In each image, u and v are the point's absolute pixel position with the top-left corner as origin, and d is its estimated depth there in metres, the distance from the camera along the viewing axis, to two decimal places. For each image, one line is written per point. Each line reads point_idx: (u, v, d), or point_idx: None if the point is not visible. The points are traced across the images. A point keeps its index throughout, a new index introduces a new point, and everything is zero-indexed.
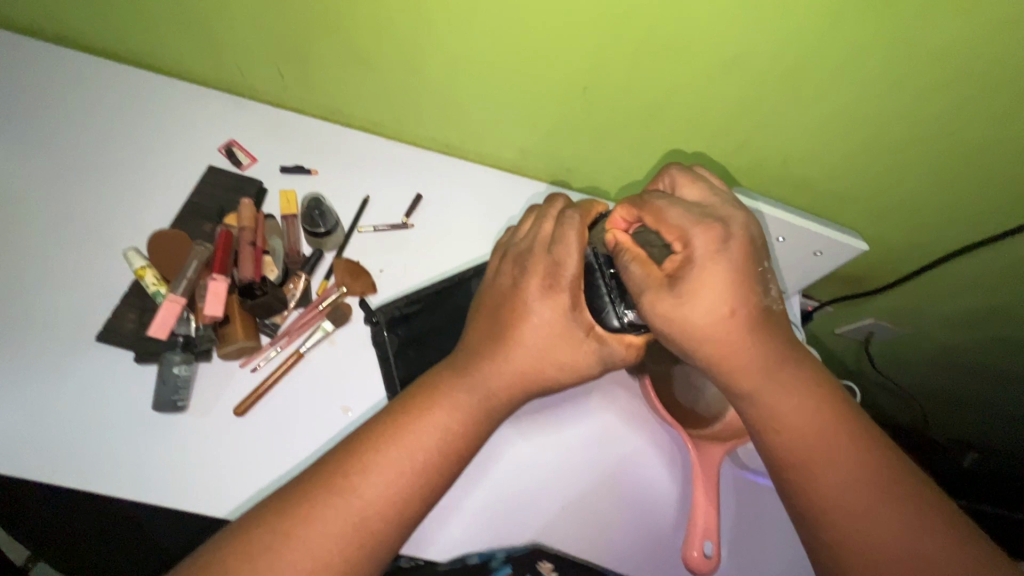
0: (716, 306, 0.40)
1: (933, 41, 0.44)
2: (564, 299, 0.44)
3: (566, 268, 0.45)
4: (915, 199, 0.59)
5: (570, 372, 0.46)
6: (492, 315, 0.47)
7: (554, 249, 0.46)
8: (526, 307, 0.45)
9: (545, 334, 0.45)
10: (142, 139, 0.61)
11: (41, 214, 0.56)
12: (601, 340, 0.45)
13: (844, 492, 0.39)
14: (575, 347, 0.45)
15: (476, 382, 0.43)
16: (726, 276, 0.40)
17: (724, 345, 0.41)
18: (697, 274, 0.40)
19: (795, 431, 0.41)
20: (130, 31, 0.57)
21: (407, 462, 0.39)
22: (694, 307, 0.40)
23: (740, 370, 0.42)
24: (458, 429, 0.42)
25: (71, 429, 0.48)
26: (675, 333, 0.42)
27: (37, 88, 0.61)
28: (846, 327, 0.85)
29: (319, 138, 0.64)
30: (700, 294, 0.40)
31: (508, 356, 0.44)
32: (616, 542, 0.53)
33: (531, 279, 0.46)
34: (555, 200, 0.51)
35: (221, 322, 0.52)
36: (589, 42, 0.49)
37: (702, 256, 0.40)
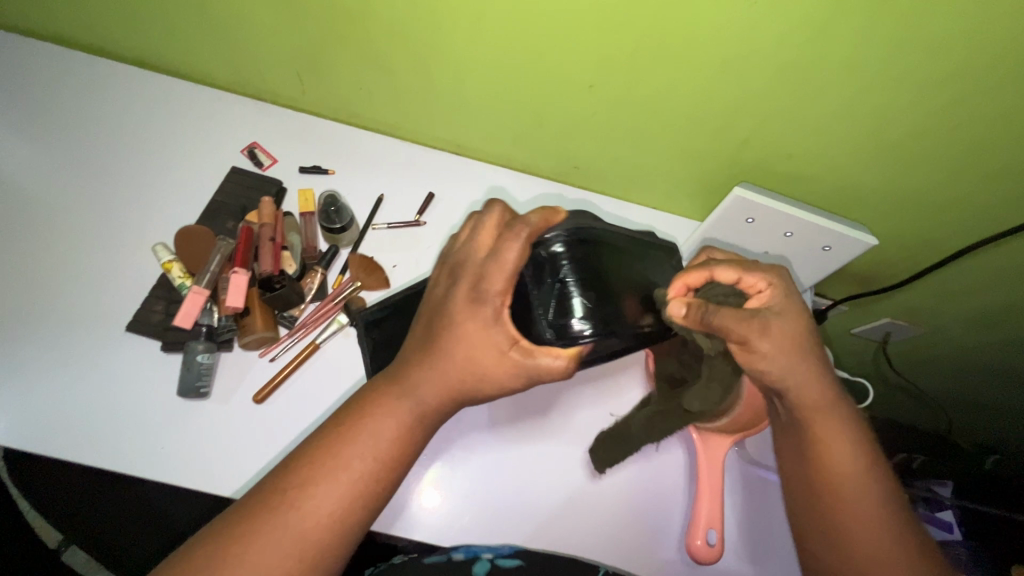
0: (812, 331, 0.47)
1: (933, 36, 0.44)
2: (486, 312, 0.40)
3: (493, 282, 0.40)
4: (925, 195, 0.59)
5: (494, 384, 0.41)
6: (426, 324, 0.43)
7: (486, 260, 0.40)
8: (451, 318, 0.41)
9: (465, 346, 0.41)
10: (171, 142, 0.64)
11: (76, 211, 0.59)
12: (527, 354, 0.41)
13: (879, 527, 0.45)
14: (495, 359, 0.41)
15: (408, 389, 0.42)
16: (800, 316, 0.46)
17: (804, 378, 0.46)
18: (794, 299, 0.46)
19: (840, 465, 0.46)
20: (160, 40, 0.61)
21: (341, 472, 0.40)
22: (799, 330, 0.46)
23: (818, 402, 0.47)
24: (394, 436, 0.41)
25: (101, 413, 0.51)
26: (793, 359, 0.45)
27: (75, 94, 0.65)
28: (863, 327, 0.84)
29: (336, 140, 0.66)
30: (792, 333, 0.45)
31: (433, 367, 0.41)
32: (620, 532, 0.53)
33: (457, 289, 0.41)
34: (492, 206, 0.42)
35: (242, 313, 0.54)
36: (594, 43, 0.50)
37: (788, 296, 0.46)
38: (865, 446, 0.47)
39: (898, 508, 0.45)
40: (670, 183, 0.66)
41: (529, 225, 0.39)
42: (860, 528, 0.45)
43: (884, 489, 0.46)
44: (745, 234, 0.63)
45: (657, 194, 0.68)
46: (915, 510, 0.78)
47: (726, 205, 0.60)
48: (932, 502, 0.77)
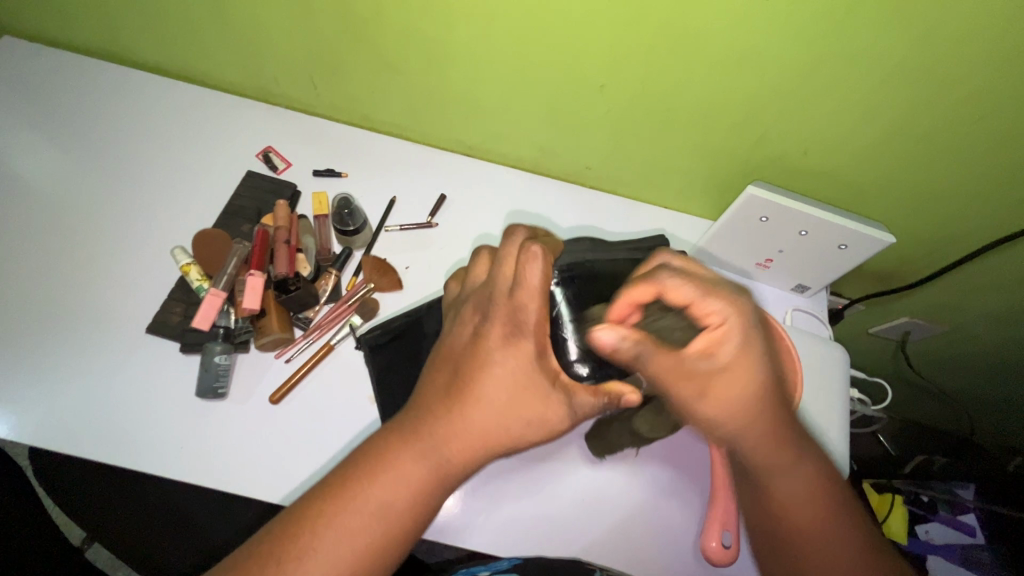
0: (758, 382, 0.41)
1: (949, 29, 0.43)
2: (528, 348, 0.39)
3: (529, 314, 0.39)
4: (945, 191, 0.57)
5: (535, 428, 0.40)
6: (450, 369, 0.40)
7: (515, 291, 0.39)
8: (488, 358, 0.39)
9: (505, 386, 0.39)
10: (190, 148, 0.65)
11: (99, 216, 0.61)
12: (570, 391, 0.41)
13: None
14: (540, 398, 0.40)
15: (430, 442, 0.38)
16: (749, 364, 0.41)
17: (754, 426, 0.43)
18: (740, 347, 0.40)
19: (798, 519, 0.43)
20: (180, 48, 0.62)
21: (357, 538, 0.35)
22: (740, 383, 0.41)
23: (774, 449, 0.43)
24: (412, 498, 0.37)
25: (123, 414, 0.52)
26: (731, 415, 0.42)
27: (98, 102, 0.66)
28: (881, 327, 0.83)
29: (349, 143, 0.67)
30: (740, 383, 0.41)
31: (466, 413, 0.39)
32: (635, 535, 0.53)
33: (491, 326, 0.40)
34: (511, 234, 0.42)
35: (259, 315, 0.55)
36: (604, 42, 0.50)
37: (736, 342, 0.40)
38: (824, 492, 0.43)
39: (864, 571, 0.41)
40: (682, 182, 0.65)
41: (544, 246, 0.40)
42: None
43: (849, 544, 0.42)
44: (759, 234, 0.61)
45: (670, 194, 0.68)
46: (936, 514, 0.78)
47: (738, 204, 0.58)
48: (954, 505, 0.77)
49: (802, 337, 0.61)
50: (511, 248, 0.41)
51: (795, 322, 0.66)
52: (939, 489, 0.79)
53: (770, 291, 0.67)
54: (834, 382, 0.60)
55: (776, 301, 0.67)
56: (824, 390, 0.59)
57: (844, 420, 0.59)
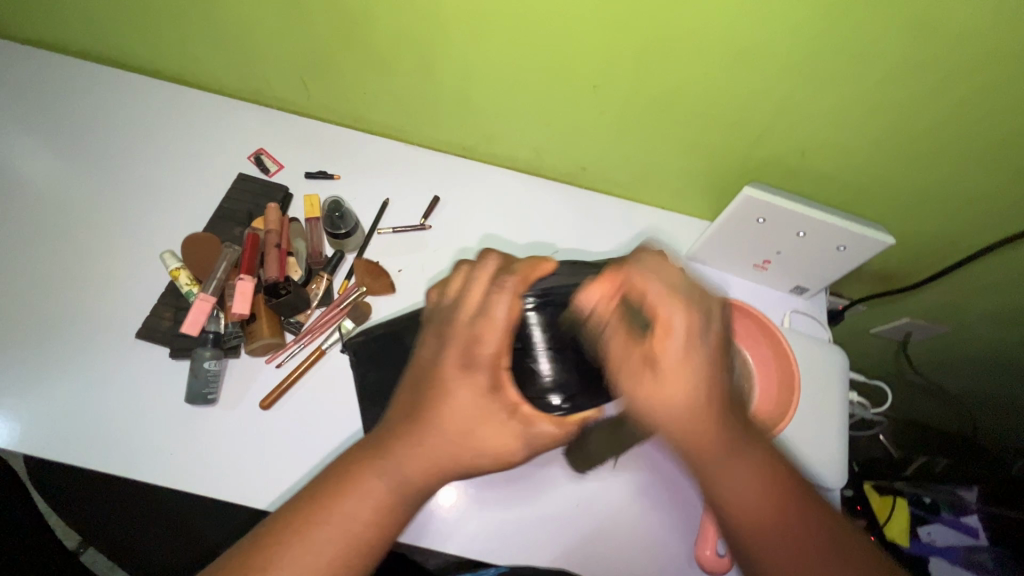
0: (693, 394, 0.38)
1: (946, 27, 0.43)
2: (482, 379, 0.39)
3: (487, 343, 0.39)
4: (944, 191, 0.57)
5: (492, 459, 0.39)
6: (410, 395, 0.40)
7: (475, 321, 0.39)
8: (445, 388, 0.39)
9: (461, 416, 0.38)
10: (181, 150, 0.65)
11: (90, 219, 0.60)
12: (528, 421, 0.39)
13: None
14: (496, 429, 0.39)
15: (387, 470, 0.37)
16: (695, 361, 0.38)
17: (686, 434, 0.38)
18: (678, 354, 0.38)
19: (742, 528, 0.37)
20: (171, 50, 0.62)
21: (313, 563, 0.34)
22: (671, 390, 0.38)
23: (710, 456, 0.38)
24: (366, 527, 0.36)
25: (112, 419, 0.51)
26: (660, 421, 0.39)
27: (89, 104, 0.66)
28: (882, 327, 0.82)
29: (341, 145, 0.66)
30: (674, 388, 0.38)
31: (420, 443, 0.38)
32: (630, 542, 0.52)
33: (446, 360, 0.39)
34: (487, 258, 0.43)
35: (249, 320, 0.54)
36: (596, 42, 0.50)
37: (679, 348, 0.38)
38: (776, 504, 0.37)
39: None
40: (678, 183, 0.64)
41: (515, 276, 0.40)
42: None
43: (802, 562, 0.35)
44: (757, 236, 0.60)
45: (666, 194, 0.67)
46: (939, 516, 0.77)
47: (735, 206, 0.58)
48: (957, 507, 0.77)
49: (800, 339, 0.60)
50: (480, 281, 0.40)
51: (793, 325, 0.65)
52: (943, 491, 0.79)
53: (767, 293, 0.67)
54: (831, 389, 0.59)
55: (774, 303, 0.66)
56: (821, 394, 0.58)
57: (843, 426, 0.58)
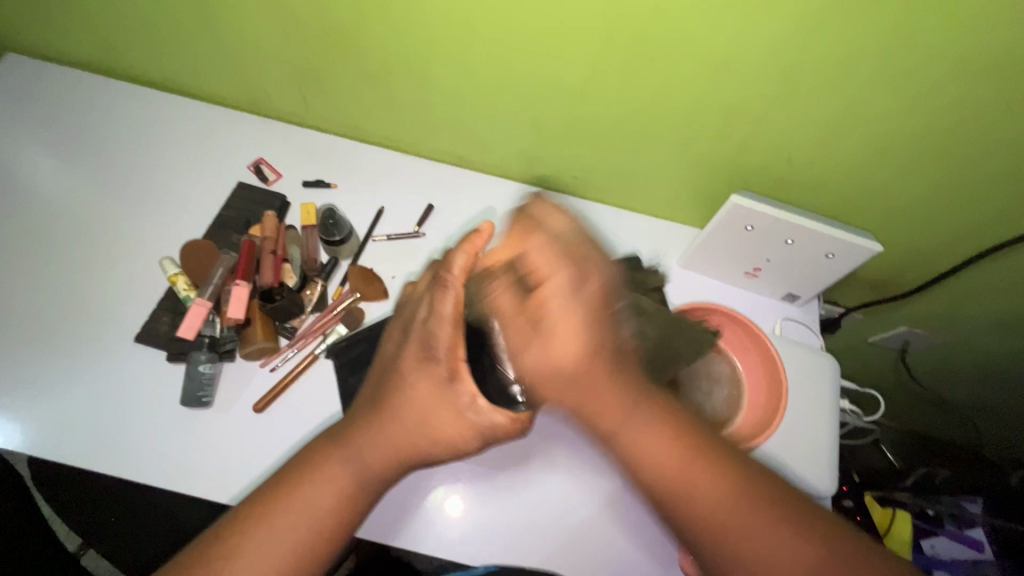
0: (578, 346, 0.39)
1: (923, 39, 0.44)
2: (438, 370, 0.42)
3: (438, 337, 0.42)
4: (931, 196, 0.57)
5: (447, 444, 0.42)
6: (376, 384, 0.45)
7: (430, 321, 0.43)
8: (403, 377, 0.43)
9: (418, 406, 0.42)
10: (183, 159, 0.67)
11: (93, 226, 0.62)
12: (480, 412, 0.41)
13: (722, 528, 0.36)
14: (451, 417, 0.42)
15: (352, 452, 0.42)
16: (579, 316, 0.39)
17: (585, 392, 0.39)
18: (556, 313, 0.39)
19: (660, 475, 0.38)
20: (178, 63, 0.64)
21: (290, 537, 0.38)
22: (555, 348, 0.39)
23: (601, 406, 0.39)
24: (333, 502, 0.40)
25: (109, 421, 0.53)
26: (547, 376, 0.40)
27: (95, 115, 0.68)
28: (879, 336, 0.82)
29: (338, 154, 0.68)
30: (571, 333, 0.39)
31: (383, 427, 0.42)
32: (619, 547, 0.53)
33: (407, 352, 0.44)
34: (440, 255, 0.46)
35: (244, 324, 0.56)
36: (583, 54, 0.51)
37: (562, 302, 0.39)
38: (681, 443, 0.38)
39: (738, 502, 0.36)
40: (669, 191, 0.65)
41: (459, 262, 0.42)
42: (699, 540, 0.37)
43: (716, 475, 0.37)
44: (746, 244, 0.61)
45: (657, 203, 0.68)
46: (942, 527, 0.76)
47: (723, 214, 0.58)
48: (960, 520, 0.76)
49: (790, 346, 0.60)
50: (432, 282, 0.44)
51: (785, 333, 0.65)
52: (946, 503, 0.78)
53: (760, 299, 0.67)
54: (821, 396, 0.59)
55: (765, 311, 0.66)
56: (809, 401, 0.58)
57: (833, 435, 0.57)
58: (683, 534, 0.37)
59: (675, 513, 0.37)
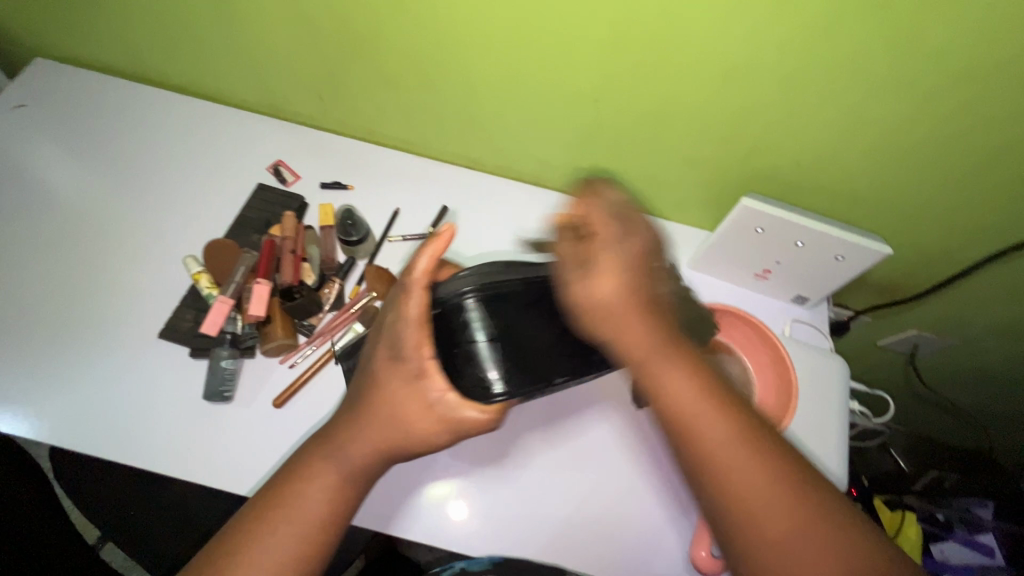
0: (620, 288, 0.40)
1: (930, 44, 0.45)
2: (409, 368, 0.40)
3: (407, 339, 0.40)
4: (941, 199, 0.57)
5: (421, 438, 0.41)
6: (357, 383, 0.44)
7: (397, 320, 0.41)
8: (379, 374, 0.42)
9: (392, 401, 0.41)
10: (205, 160, 0.68)
11: (119, 225, 0.64)
12: (451, 406, 0.40)
13: (724, 465, 0.37)
14: (423, 412, 0.40)
15: (337, 453, 0.42)
16: (625, 264, 0.41)
17: (615, 327, 0.40)
18: (607, 256, 0.41)
19: (673, 412, 0.38)
20: (202, 68, 0.66)
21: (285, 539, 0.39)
22: (600, 285, 0.40)
23: (626, 338, 0.40)
24: (322, 502, 0.41)
25: (134, 414, 0.54)
26: (587, 316, 0.41)
27: (120, 117, 0.70)
28: (889, 339, 0.82)
29: (355, 156, 0.69)
30: (618, 275, 0.41)
31: (361, 425, 0.42)
32: (630, 543, 0.53)
33: (378, 350, 0.42)
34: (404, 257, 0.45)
35: (264, 322, 0.57)
36: (596, 59, 0.52)
37: (613, 248, 0.42)
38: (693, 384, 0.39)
39: (740, 445, 0.37)
40: (680, 194, 0.66)
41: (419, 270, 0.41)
42: (706, 468, 0.37)
43: (723, 418, 0.38)
44: (756, 246, 0.61)
45: (668, 206, 0.69)
46: (952, 531, 0.76)
47: (734, 216, 0.59)
48: (971, 524, 0.76)
49: (800, 348, 0.61)
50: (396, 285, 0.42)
51: (795, 335, 0.66)
52: (956, 507, 0.78)
53: (770, 301, 0.67)
54: (830, 398, 0.59)
55: (775, 313, 0.67)
56: (819, 402, 0.59)
57: (842, 437, 0.58)
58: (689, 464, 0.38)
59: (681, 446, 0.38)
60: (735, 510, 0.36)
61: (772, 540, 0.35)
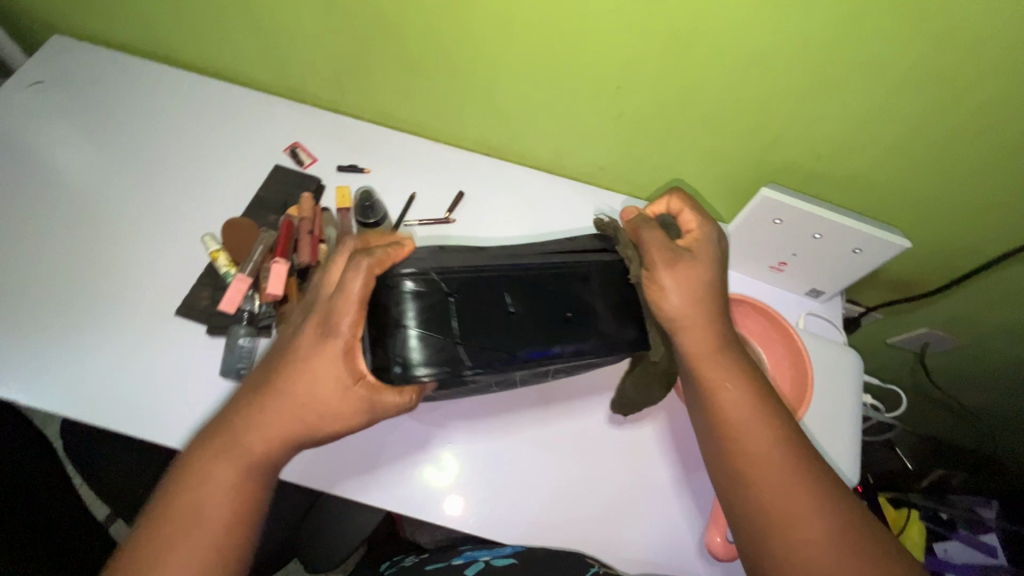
0: (710, 280, 0.47)
1: (963, 37, 0.44)
2: (336, 346, 0.42)
3: (341, 317, 0.42)
4: (962, 195, 0.57)
5: (335, 419, 0.43)
6: (272, 362, 0.45)
7: (334, 296, 0.42)
8: (300, 353, 0.43)
9: (309, 382, 0.42)
10: (222, 141, 0.68)
11: (137, 203, 0.64)
12: (372, 391, 0.43)
13: (778, 466, 0.41)
14: (340, 395, 0.42)
15: (254, 432, 0.43)
16: (715, 261, 0.48)
17: (700, 312, 0.46)
18: (703, 252, 0.48)
19: (732, 407, 0.44)
20: (221, 48, 0.66)
21: (197, 534, 0.40)
22: (698, 274, 0.46)
23: (704, 330, 0.46)
24: (242, 481, 0.42)
25: (151, 391, 0.54)
26: (680, 297, 0.46)
27: (138, 96, 0.70)
28: (899, 337, 0.82)
29: (372, 140, 0.69)
30: (710, 269, 0.47)
31: (279, 404, 0.43)
32: (638, 529, 0.54)
33: (306, 328, 0.43)
34: (342, 243, 0.46)
35: (282, 301, 0.57)
36: (621, 46, 0.52)
37: (708, 247, 0.48)
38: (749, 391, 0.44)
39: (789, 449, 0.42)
40: (697, 184, 0.66)
41: (371, 256, 0.41)
42: (758, 465, 0.42)
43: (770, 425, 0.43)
44: (773, 237, 0.61)
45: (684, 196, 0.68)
46: (955, 531, 0.77)
47: (753, 206, 0.59)
48: (974, 524, 0.76)
49: (814, 341, 0.61)
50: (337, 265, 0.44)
51: (808, 328, 0.66)
52: (959, 506, 0.78)
53: (784, 294, 0.67)
54: (845, 391, 0.59)
55: (788, 305, 0.67)
56: (833, 394, 0.59)
57: (856, 430, 0.58)
58: (739, 458, 0.42)
59: (731, 444, 0.43)
60: (790, 514, 0.40)
61: (811, 546, 0.39)
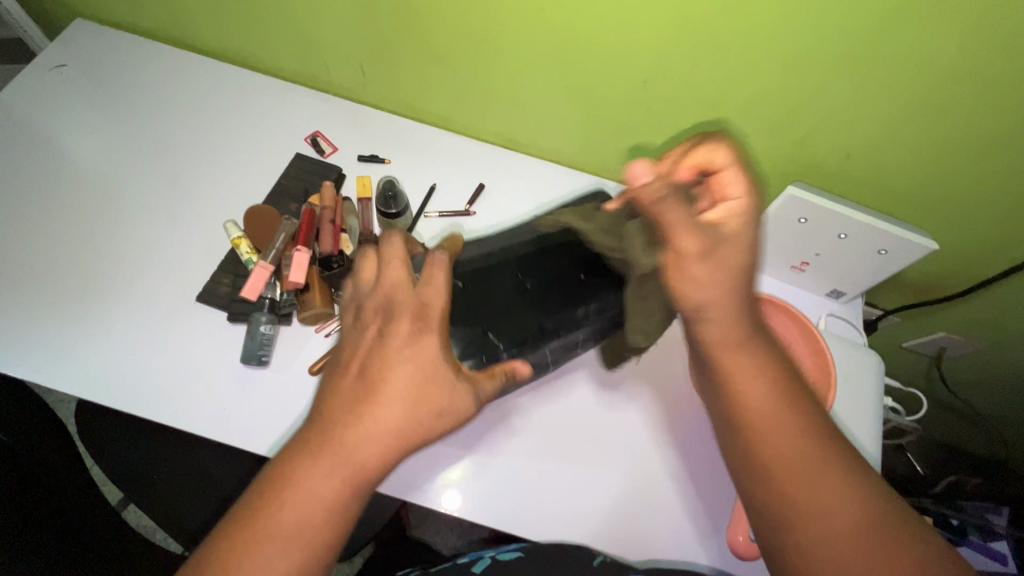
0: (744, 258, 0.42)
1: (1004, 35, 0.43)
2: (434, 339, 0.41)
3: (434, 307, 0.42)
4: (992, 198, 0.56)
5: (444, 416, 0.40)
6: (355, 370, 0.40)
7: (420, 291, 0.42)
8: (392, 353, 0.40)
9: (413, 380, 0.39)
10: (243, 129, 0.68)
11: (159, 189, 0.64)
12: (473, 382, 0.43)
13: (799, 460, 0.38)
14: (448, 390, 0.41)
15: (351, 443, 0.37)
16: (754, 235, 0.42)
17: (727, 297, 0.42)
18: (741, 225, 0.42)
19: (754, 397, 0.40)
20: (246, 34, 0.66)
21: (308, 548, 0.34)
22: (728, 254, 0.42)
23: (733, 314, 0.41)
24: (347, 491, 0.36)
25: (172, 376, 0.55)
26: (704, 282, 0.42)
27: (161, 82, 0.70)
28: (915, 340, 0.81)
29: (392, 130, 0.69)
30: (744, 245, 0.42)
31: (377, 405, 0.38)
32: (658, 528, 0.53)
33: (393, 326, 0.41)
34: (389, 239, 0.45)
35: (303, 289, 0.57)
36: (650, 39, 0.51)
37: (745, 216, 0.42)
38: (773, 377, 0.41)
39: (812, 437, 0.39)
40: None
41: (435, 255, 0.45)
42: (776, 458, 0.38)
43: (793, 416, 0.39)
44: (796, 236, 0.61)
45: None
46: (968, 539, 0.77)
47: (778, 204, 0.59)
48: (985, 531, 0.76)
49: (835, 340, 0.61)
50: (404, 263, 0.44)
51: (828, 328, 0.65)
52: (970, 511, 0.76)
53: (805, 295, 0.67)
54: (867, 390, 0.59)
55: (808, 306, 0.66)
56: (854, 394, 0.59)
57: (877, 430, 0.58)
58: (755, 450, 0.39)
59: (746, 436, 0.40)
60: (805, 508, 0.37)
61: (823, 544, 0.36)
